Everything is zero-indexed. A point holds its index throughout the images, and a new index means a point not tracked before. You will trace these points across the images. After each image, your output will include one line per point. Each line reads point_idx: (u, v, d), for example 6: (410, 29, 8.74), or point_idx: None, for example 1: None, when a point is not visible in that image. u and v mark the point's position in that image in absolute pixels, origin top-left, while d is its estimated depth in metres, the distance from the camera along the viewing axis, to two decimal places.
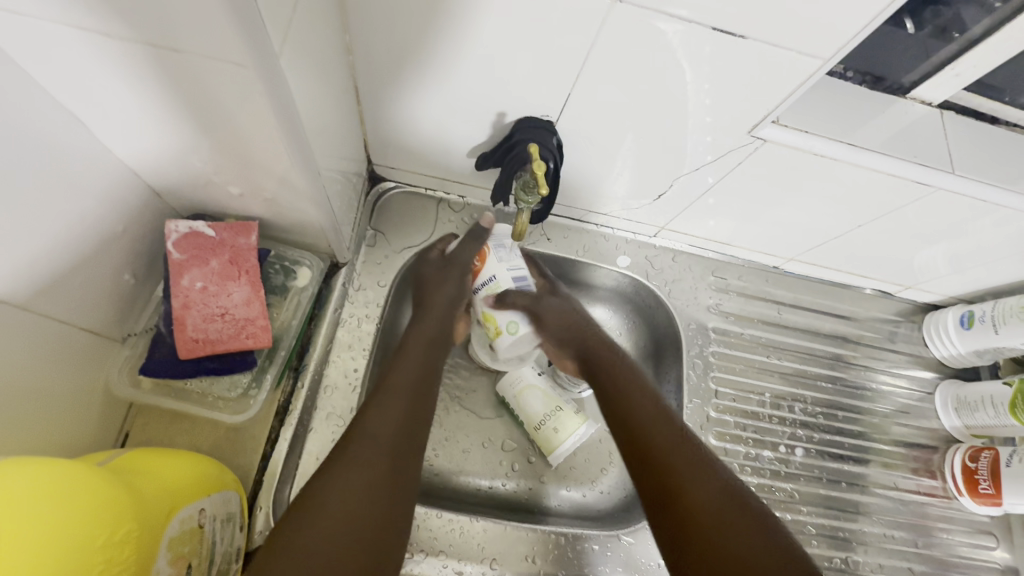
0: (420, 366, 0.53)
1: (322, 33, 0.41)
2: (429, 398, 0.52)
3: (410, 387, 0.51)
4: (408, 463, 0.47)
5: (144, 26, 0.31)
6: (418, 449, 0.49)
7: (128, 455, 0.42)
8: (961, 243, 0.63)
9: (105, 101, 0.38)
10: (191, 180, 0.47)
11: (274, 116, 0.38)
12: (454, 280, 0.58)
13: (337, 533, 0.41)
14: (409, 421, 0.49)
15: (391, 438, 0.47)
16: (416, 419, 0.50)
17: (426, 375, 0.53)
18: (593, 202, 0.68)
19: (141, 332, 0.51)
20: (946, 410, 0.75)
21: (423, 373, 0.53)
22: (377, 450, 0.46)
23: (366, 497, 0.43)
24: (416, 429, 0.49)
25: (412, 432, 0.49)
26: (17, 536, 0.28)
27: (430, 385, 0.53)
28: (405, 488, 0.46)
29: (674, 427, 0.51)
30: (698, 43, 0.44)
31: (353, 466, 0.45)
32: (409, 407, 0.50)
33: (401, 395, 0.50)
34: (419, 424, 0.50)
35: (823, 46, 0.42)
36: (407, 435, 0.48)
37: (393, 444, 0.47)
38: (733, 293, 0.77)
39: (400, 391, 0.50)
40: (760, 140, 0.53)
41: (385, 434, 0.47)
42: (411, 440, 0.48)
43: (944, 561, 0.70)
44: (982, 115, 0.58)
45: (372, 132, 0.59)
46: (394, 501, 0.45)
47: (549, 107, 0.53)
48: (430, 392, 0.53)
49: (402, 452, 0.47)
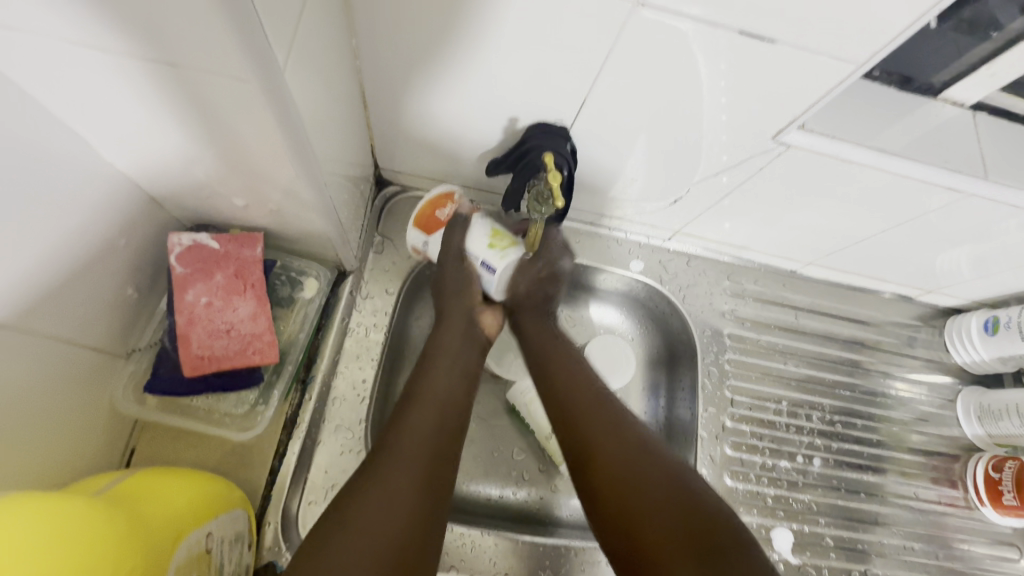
0: (450, 377, 0.53)
1: (326, 36, 0.40)
2: (459, 411, 0.52)
3: (440, 398, 0.51)
4: (439, 478, 0.46)
5: (137, 37, 0.29)
6: (450, 467, 0.48)
7: (134, 478, 0.41)
8: (987, 247, 0.61)
9: (101, 114, 0.36)
10: (194, 190, 0.45)
11: (278, 129, 0.36)
12: (456, 272, 0.57)
13: (376, 546, 0.40)
14: (441, 433, 0.49)
15: (421, 449, 0.47)
16: (449, 432, 0.49)
17: (457, 388, 0.53)
18: (606, 205, 0.66)
19: (145, 348, 0.50)
20: (968, 419, 0.73)
21: (454, 387, 0.53)
22: (412, 461, 0.45)
23: (402, 510, 0.43)
24: (448, 444, 0.49)
25: (445, 441, 0.48)
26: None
27: (461, 401, 0.52)
28: (438, 507, 0.45)
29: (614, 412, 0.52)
30: (712, 42, 0.41)
31: (388, 478, 0.44)
32: (438, 423, 0.49)
33: (431, 406, 0.50)
34: (451, 441, 0.49)
35: (858, 50, 0.40)
36: (440, 445, 0.48)
37: (424, 452, 0.47)
38: (749, 298, 0.75)
39: (430, 403, 0.50)
40: (783, 146, 0.51)
41: (415, 445, 0.47)
42: (442, 453, 0.48)
43: (966, 573, 0.69)
44: (1015, 116, 0.55)
45: (379, 135, 0.58)
46: (430, 517, 0.44)
47: (563, 111, 0.51)
48: (462, 404, 0.53)
49: (436, 465, 0.46)
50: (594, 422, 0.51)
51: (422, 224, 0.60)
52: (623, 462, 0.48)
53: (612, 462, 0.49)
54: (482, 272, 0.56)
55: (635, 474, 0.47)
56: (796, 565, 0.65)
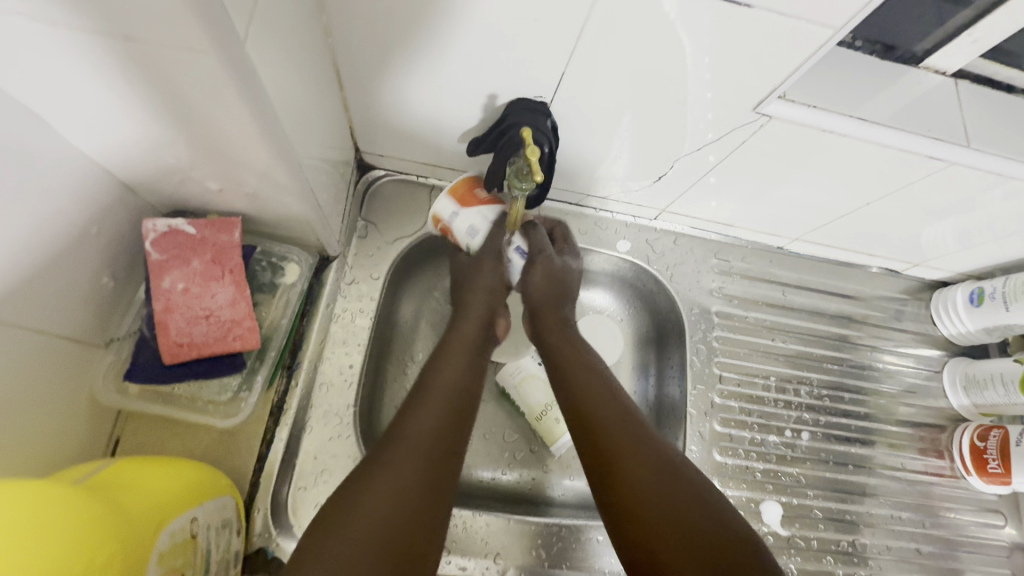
0: (464, 371, 0.52)
1: (292, 12, 0.38)
2: (469, 404, 0.51)
3: (450, 393, 0.50)
4: (445, 471, 0.46)
5: (92, 10, 0.29)
6: (456, 460, 0.47)
7: (114, 468, 0.41)
8: (971, 218, 0.61)
9: (63, 95, 0.35)
10: (166, 174, 0.45)
11: (247, 109, 0.35)
12: (492, 272, 0.56)
13: (375, 537, 0.40)
14: (448, 430, 0.48)
15: (432, 444, 0.46)
16: (457, 427, 0.49)
17: (467, 380, 0.52)
18: (591, 184, 0.66)
19: (124, 337, 0.49)
20: (954, 389, 0.74)
21: (466, 378, 0.52)
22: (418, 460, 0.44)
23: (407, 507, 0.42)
24: (455, 439, 0.48)
25: (454, 438, 0.48)
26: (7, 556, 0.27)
27: (471, 396, 0.51)
28: (443, 499, 0.44)
29: (632, 435, 0.50)
30: (695, 13, 0.41)
31: (395, 476, 0.43)
32: (444, 419, 0.48)
33: (440, 401, 0.49)
34: (459, 433, 0.49)
35: (834, 15, 0.39)
36: (449, 443, 0.47)
37: (430, 450, 0.45)
38: (736, 275, 0.75)
39: (439, 399, 0.49)
40: (765, 117, 0.50)
41: (424, 443, 0.46)
42: (449, 448, 0.47)
43: (952, 540, 0.70)
44: (997, 84, 0.55)
45: (357, 118, 0.57)
46: (434, 514, 0.43)
47: (543, 87, 0.50)
48: (473, 396, 0.52)
49: (445, 457, 0.46)
50: (610, 433, 0.50)
51: (458, 197, 0.57)
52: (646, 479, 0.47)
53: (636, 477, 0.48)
54: (512, 258, 0.57)
55: (651, 496, 0.46)
56: (785, 537, 0.66)
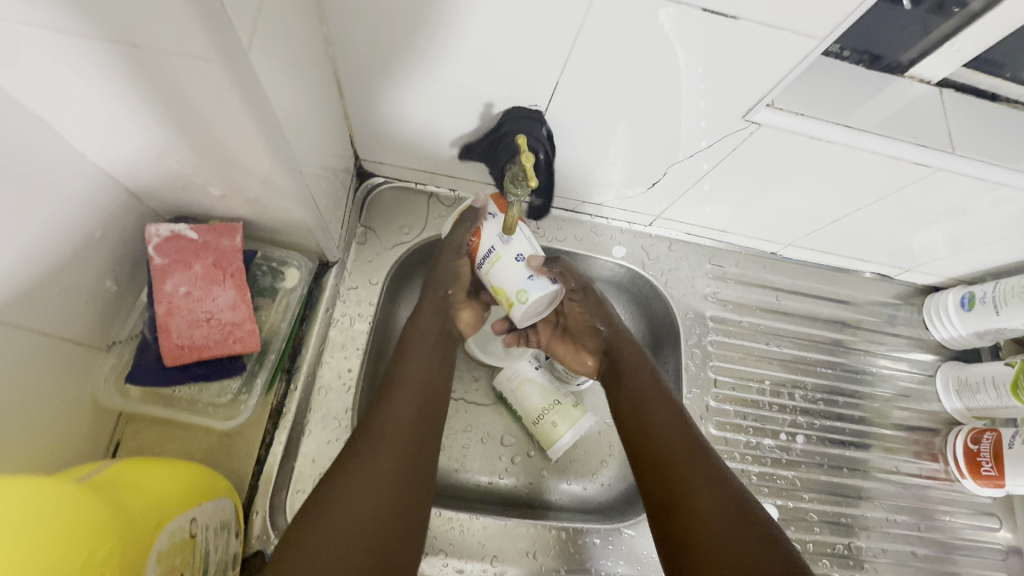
0: (427, 359, 0.54)
1: (296, 24, 0.40)
2: (439, 391, 0.53)
3: (420, 381, 0.52)
4: (423, 452, 0.47)
5: (104, 22, 0.30)
6: (432, 446, 0.49)
7: (117, 467, 0.41)
8: (961, 224, 0.62)
9: (72, 103, 0.37)
10: (170, 181, 0.46)
11: (251, 117, 0.36)
12: (453, 268, 0.58)
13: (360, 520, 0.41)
14: (421, 416, 0.49)
15: (405, 427, 0.47)
16: (429, 414, 0.50)
17: (433, 369, 0.54)
18: (586, 191, 0.67)
19: (126, 340, 0.50)
20: (947, 393, 0.74)
21: (431, 368, 0.53)
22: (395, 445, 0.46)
23: (388, 491, 0.43)
24: (427, 426, 0.49)
25: (427, 424, 0.49)
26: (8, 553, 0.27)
27: (438, 384, 0.53)
28: (422, 477, 0.46)
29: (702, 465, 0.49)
30: (689, 26, 0.42)
31: (374, 460, 0.44)
32: (420, 405, 0.50)
33: (412, 389, 0.50)
34: (433, 419, 0.50)
35: (819, 25, 0.41)
36: (422, 427, 0.48)
37: (405, 435, 0.47)
38: (731, 280, 0.76)
39: (410, 387, 0.51)
40: (755, 125, 0.52)
41: (399, 429, 0.47)
42: (424, 429, 0.49)
43: (948, 544, 0.70)
44: (982, 92, 0.57)
45: (358, 127, 0.58)
46: (416, 498, 0.45)
47: (538, 96, 0.51)
48: (441, 384, 0.53)
49: (420, 439, 0.48)
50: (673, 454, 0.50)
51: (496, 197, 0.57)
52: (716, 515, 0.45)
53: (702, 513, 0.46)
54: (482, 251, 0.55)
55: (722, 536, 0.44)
56: None
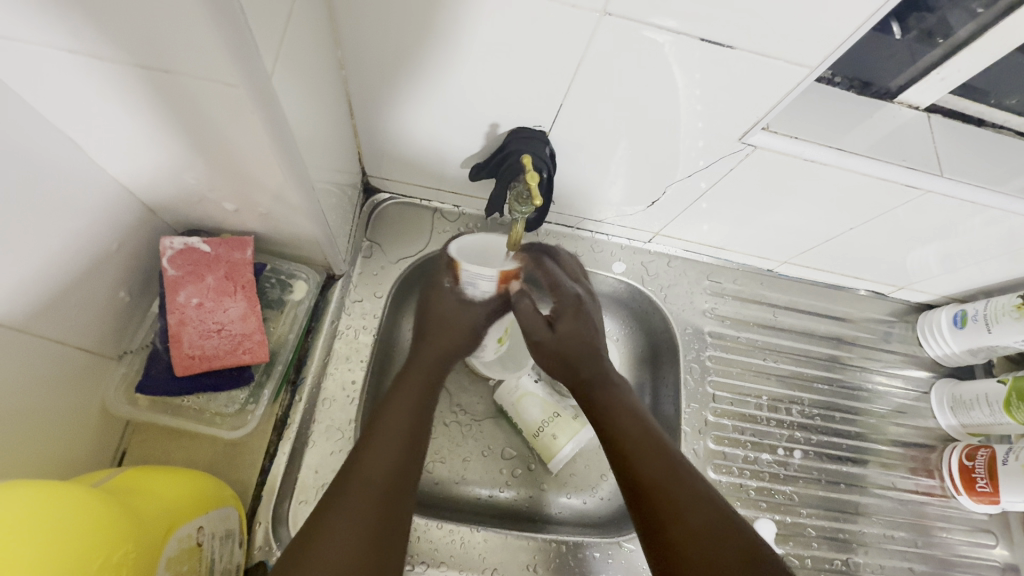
0: (416, 407, 0.52)
1: (313, 48, 0.42)
2: (423, 440, 0.51)
3: (405, 429, 0.50)
4: (396, 508, 0.45)
5: (134, 47, 0.32)
6: (408, 498, 0.47)
7: (125, 475, 0.42)
8: (952, 243, 0.64)
9: (97, 122, 0.38)
10: (186, 196, 0.47)
11: (267, 135, 0.38)
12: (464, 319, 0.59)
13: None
14: (402, 467, 0.47)
15: (383, 480, 0.46)
16: (411, 464, 0.48)
17: (420, 417, 0.52)
18: (587, 209, 0.69)
19: (136, 350, 0.51)
20: (942, 410, 0.75)
21: (417, 416, 0.52)
22: (369, 495, 0.44)
23: (357, 542, 0.41)
24: (406, 478, 0.47)
25: (406, 476, 0.47)
26: (16, 556, 0.28)
27: (423, 434, 0.51)
28: (393, 537, 0.43)
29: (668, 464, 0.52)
30: (687, 52, 0.44)
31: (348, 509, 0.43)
32: (402, 454, 0.48)
33: (396, 438, 0.49)
34: (415, 469, 0.49)
35: (810, 54, 0.43)
36: (400, 479, 0.47)
37: (382, 486, 0.45)
38: (728, 296, 0.77)
39: (393, 433, 0.49)
40: (750, 147, 0.53)
41: (377, 477, 0.45)
42: (402, 483, 0.47)
43: (945, 560, 0.70)
44: (969, 118, 0.59)
45: (366, 144, 0.60)
46: (384, 555, 0.42)
47: (542, 117, 0.53)
48: (425, 433, 0.52)
49: (397, 493, 0.46)
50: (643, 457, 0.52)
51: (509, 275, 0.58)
52: (695, 540, 0.45)
53: (684, 533, 0.46)
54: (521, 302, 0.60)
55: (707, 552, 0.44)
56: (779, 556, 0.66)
